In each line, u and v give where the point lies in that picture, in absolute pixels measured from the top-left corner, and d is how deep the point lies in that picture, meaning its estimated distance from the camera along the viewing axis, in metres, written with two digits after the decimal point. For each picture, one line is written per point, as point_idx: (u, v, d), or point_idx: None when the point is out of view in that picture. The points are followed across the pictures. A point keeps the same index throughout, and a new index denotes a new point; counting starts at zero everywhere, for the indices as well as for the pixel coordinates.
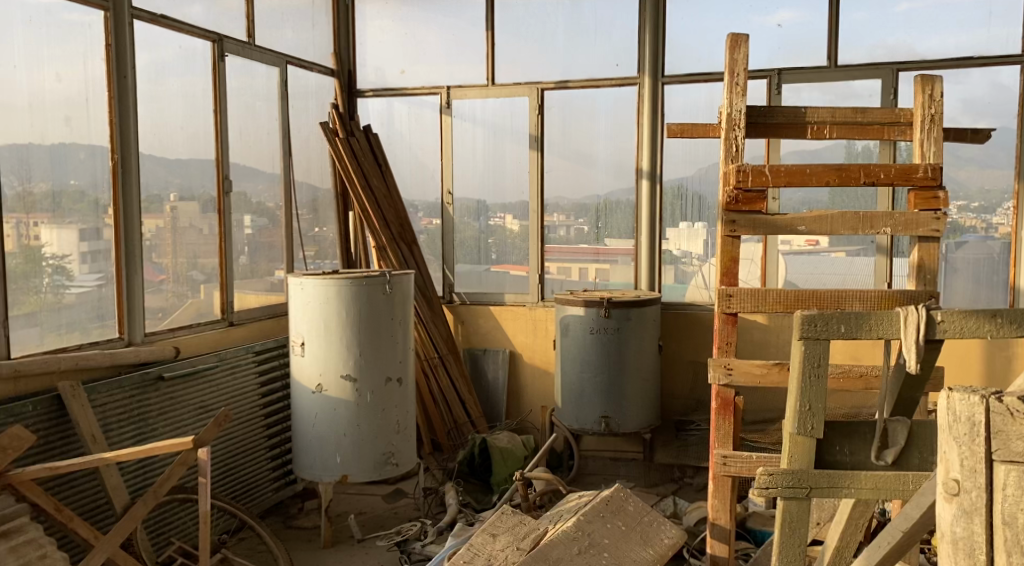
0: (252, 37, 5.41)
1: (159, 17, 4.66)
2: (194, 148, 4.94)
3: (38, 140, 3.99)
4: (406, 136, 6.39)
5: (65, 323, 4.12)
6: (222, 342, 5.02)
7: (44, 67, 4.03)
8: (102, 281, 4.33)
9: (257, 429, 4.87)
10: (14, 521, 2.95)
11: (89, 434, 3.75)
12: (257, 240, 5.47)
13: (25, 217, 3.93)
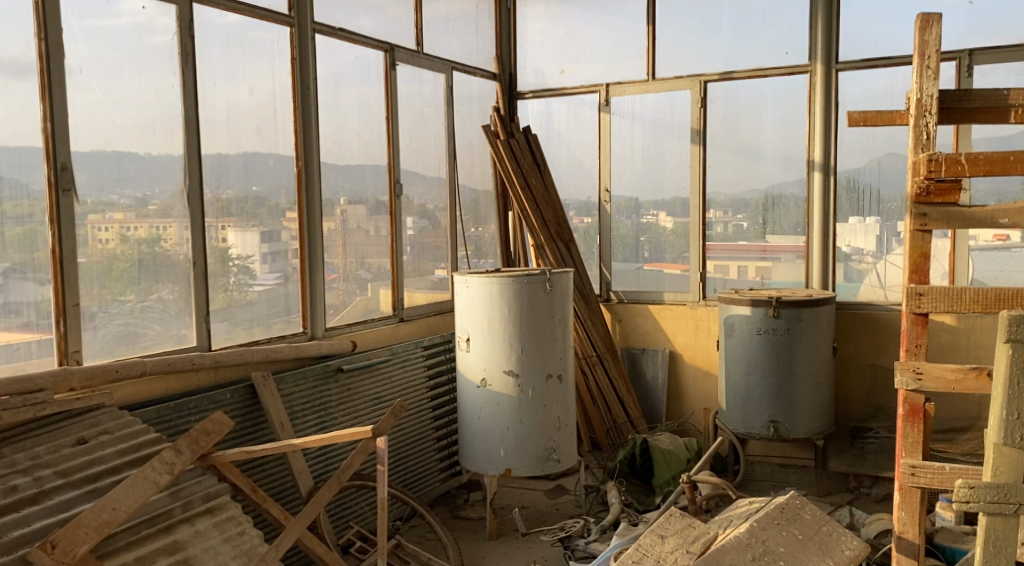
0: (420, 45, 5.62)
1: (337, 30, 4.92)
2: (368, 153, 5.19)
3: (233, 149, 4.33)
4: (565, 135, 6.43)
5: (252, 319, 4.43)
6: (392, 337, 5.27)
7: (239, 83, 4.36)
8: (283, 279, 4.61)
9: (426, 421, 5.06)
10: (217, 499, 3.22)
11: (277, 422, 4.02)
12: (422, 241, 5.67)
13: (217, 221, 4.25)
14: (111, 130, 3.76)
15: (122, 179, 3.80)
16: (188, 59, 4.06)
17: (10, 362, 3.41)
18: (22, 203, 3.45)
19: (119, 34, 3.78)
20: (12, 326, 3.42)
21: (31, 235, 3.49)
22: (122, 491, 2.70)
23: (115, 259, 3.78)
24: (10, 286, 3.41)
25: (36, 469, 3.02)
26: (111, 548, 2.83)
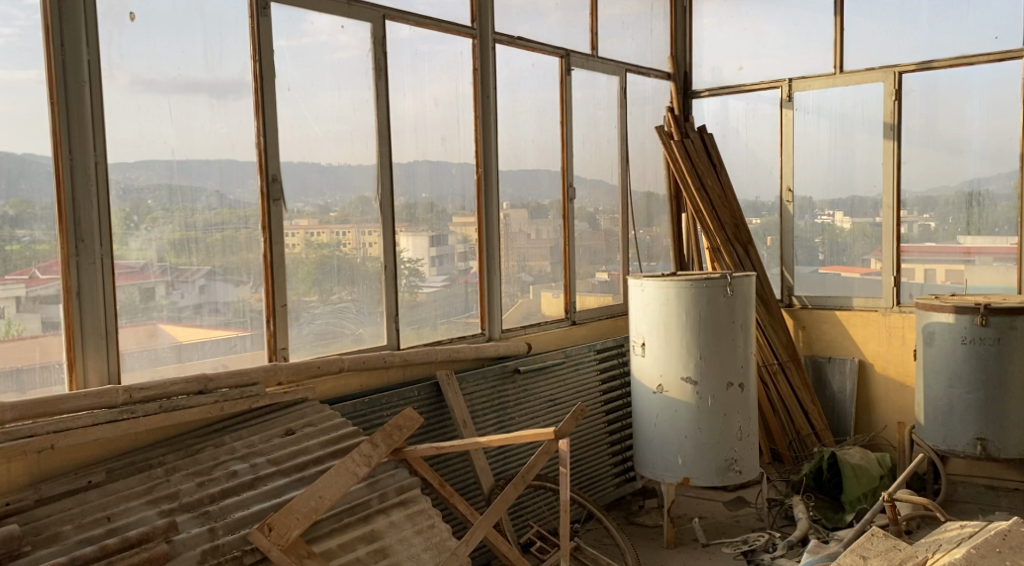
0: (595, 49, 5.59)
1: (516, 39, 5.00)
2: (543, 159, 5.24)
3: (420, 158, 4.51)
4: (743, 133, 6.22)
5: (418, 320, 4.53)
6: (565, 340, 5.30)
7: (425, 93, 4.52)
8: (449, 282, 4.69)
9: (602, 426, 5.04)
10: (409, 492, 3.34)
11: (461, 420, 4.14)
12: (593, 245, 5.64)
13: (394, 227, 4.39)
14: (312, 143, 4.02)
15: (309, 188, 4.01)
16: (380, 74, 4.27)
17: (229, 355, 3.76)
18: (237, 212, 3.77)
19: (316, 50, 4.02)
20: (208, 324, 3.69)
21: (229, 241, 3.74)
22: (327, 480, 2.87)
23: (301, 263, 4.01)
24: (211, 287, 3.69)
25: (253, 456, 3.27)
26: (317, 533, 3.01)
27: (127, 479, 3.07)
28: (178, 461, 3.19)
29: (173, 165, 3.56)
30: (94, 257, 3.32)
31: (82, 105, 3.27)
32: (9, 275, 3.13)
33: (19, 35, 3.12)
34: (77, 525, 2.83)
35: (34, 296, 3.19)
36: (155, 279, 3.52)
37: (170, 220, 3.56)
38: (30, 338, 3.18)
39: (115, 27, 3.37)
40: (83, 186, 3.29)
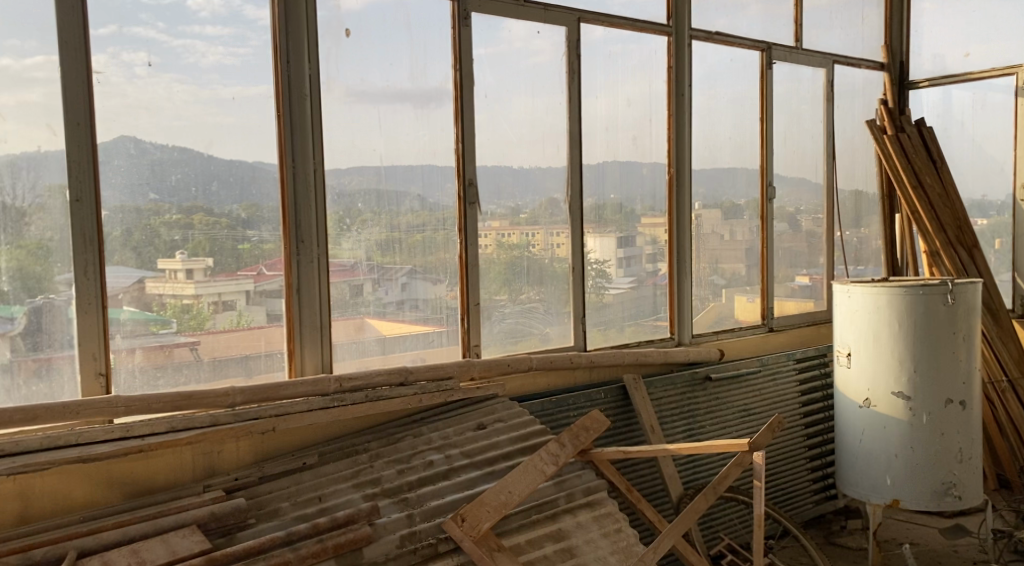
0: (799, 40, 5.30)
1: (714, 34, 4.84)
2: (741, 158, 5.05)
3: (611, 158, 4.49)
4: (968, 125, 5.68)
5: (606, 320, 4.52)
6: (761, 346, 5.09)
7: (618, 93, 4.49)
8: (637, 284, 4.63)
9: (802, 439, 4.79)
10: (596, 494, 3.33)
11: (648, 425, 4.09)
12: (794, 247, 5.36)
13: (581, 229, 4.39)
14: (509, 146, 4.12)
15: (501, 190, 4.11)
16: (574, 76, 4.29)
17: (428, 349, 3.93)
18: (436, 215, 3.92)
19: (512, 55, 4.10)
20: (405, 320, 3.86)
21: (427, 242, 3.91)
22: (516, 476, 2.94)
23: (492, 263, 4.11)
24: (412, 285, 3.87)
25: (448, 448, 3.39)
26: (506, 528, 3.07)
27: (336, 463, 3.28)
28: (381, 448, 3.37)
29: (381, 170, 3.76)
30: (312, 257, 3.58)
31: (303, 119, 3.53)
32: (241, 271, 3.44)
33: (253, 53, 3.43)
34: (293, 503, 3.06)
35: (261, 290, 3.49)
36: (361, 278, 3.74)
37: (378, 222, 3.77)
38: (256, 328, 3.49)
39: (333, 43, 3.61)
40: (303, 191, 3.55)
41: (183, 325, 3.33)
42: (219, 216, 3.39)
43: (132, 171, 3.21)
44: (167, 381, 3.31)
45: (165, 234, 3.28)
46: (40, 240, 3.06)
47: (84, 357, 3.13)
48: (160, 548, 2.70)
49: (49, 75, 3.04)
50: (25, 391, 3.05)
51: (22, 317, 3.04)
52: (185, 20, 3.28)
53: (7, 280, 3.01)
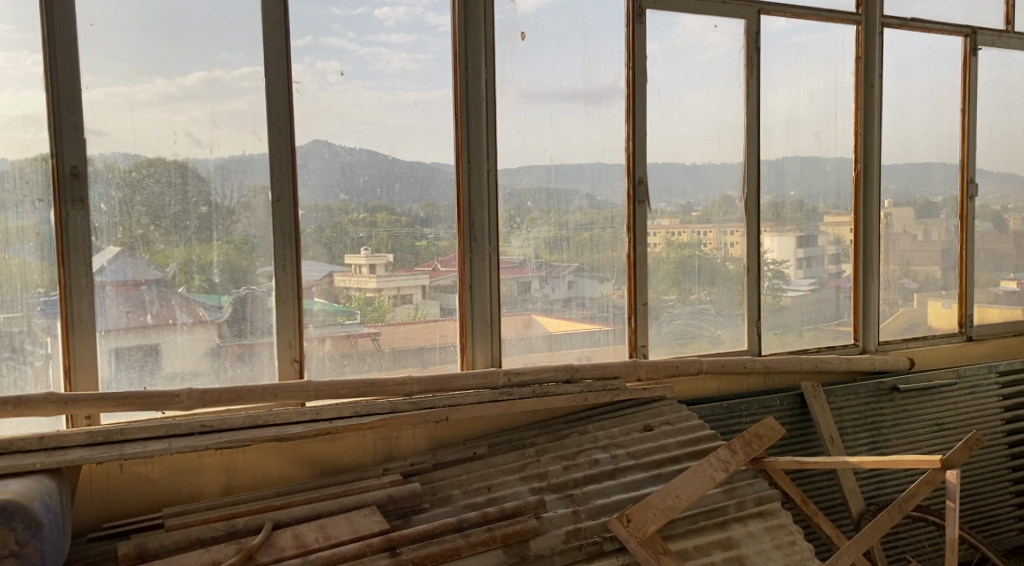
0: (1009, 23, 4.85)
1: (910, 21, 4.53)
2: (938, 152, 4.70)
3: (791, 154, 4.31)
4: None
5: (783, 324, 4.35)
6: (957, 357, 4.72)
7: (801, 85, 4.30)
8: (818, 286, 4.42)
9: (1004, 459, 4.40)
10: (769, 504, 3.21)
11: (828, 437, 3.93)
12: (998, 248, 4.93)
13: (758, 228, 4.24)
14: (684, 143, 4.05)
15: (673, 188, 4.05)
16: (753, 70, 4.16)
17: (594, 348, 3.94)
18: (605, 213, 3.92)
19: (688, 50, 4.03)
20: (572, 318, 3.89)
21: (596, 240, 3.91)
22: (684, 481, 2.93)
23: (661, 262, 4.05)
24: (579, 283, 3.89)
25: (614, 448, 3.39)
26: (673, 531, 3.03)
27: (505, 455, 3.36)
28: (548, 444, 3.42)
29: (551, 169, 3.81)
30: (484, 254, 3.68)
31: (480, 120, 3.64)
32: (419, 267, 3.60)
33: (434, 58, 3.58)
34: (465, 491, 3.16)
35: (435, 286, 3.63)
36: (530, 275, 3.80)
37: (547, 221, 3.82)
38: (432, 322, 3.63)
39: (508, 45, 3.69)
40: (477, 190, 3.66)
41: (366, 317, 3.52)
42: (399, 215, 3.55)
43: (325, 173, 3.43)
44: (353, 368, 3.51)
45: (352, 231, 3.49)
46: (246, 236, 3.32)
47: (281, 344, 3.38)
48: (344, 525, 2.88)
49: (255, 84, 3.29)
50: (231, 374, 3.32)
51: (227, 306, 3.31)
52: (373, 29, 3.47)
53: (218, 272, 3.29)
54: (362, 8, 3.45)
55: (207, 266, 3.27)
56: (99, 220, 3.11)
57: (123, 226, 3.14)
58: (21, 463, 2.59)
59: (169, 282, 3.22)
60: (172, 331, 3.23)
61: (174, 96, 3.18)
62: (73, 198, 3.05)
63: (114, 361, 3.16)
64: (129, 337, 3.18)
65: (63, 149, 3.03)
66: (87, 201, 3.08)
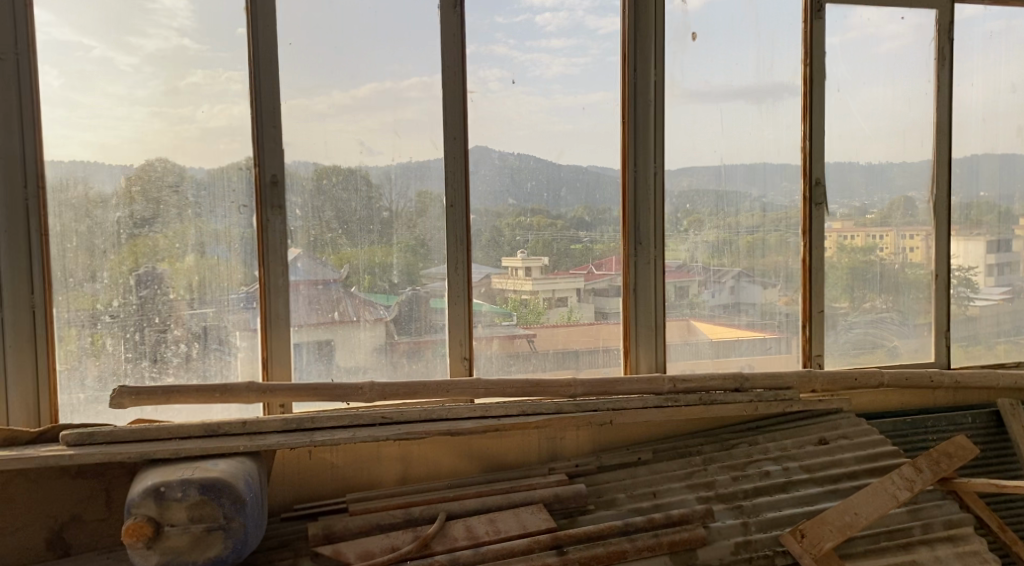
0: None
1: None
2: None
3: (987, 151, 4.01)
4: None
5: (972, 335, 4.06)
6: None
7: (999, 77, 4.00)
8: (1012, 294, 4.09)
9: None
10: (961, 528, 2.99)
11: None
12: None
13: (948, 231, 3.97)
14: (862, 142, 3.86)
15: (849, 188, 3.86)
16: (944, 63, 3.90)
17: (764, 356, 3.82)
18: (774, 216, 3.79)
19: (867, 43, 3.83)
20: (739, 324, 3.79)
21: (760, 244, 3.79)
22: (865, 497, 2.85)
23: (835, 267, 3.87)
24: (740, 288, 3.78)
25: (786, 460, 3.27)
26: (851, 550, 2.89)
27: (671, 462, 3.31)
28: (715, 452, 3.34)
29: (721, 171, 3.73)
30: (650, 258, 3.64)
31: (648, 122, 3.61)
32: (572, 270, 3.60)
33: (594, 62, 3.57)
34: (630, 496, 3.15)
35: (592, 289, 3.62)
36: (689, 279, 3.73)
37: (715, 223, 3.73)
38: (584, 325, 3.62)
39: (680, 47, 3.64)
40: (644, 194, 3.63)
41: (522, 318, 3.56)
42: (556, 218, 3.58)
43: (496, 179, 3.50)
44: (519, 368, 3.58)
45: (510, 234, 3.54)
46: (420, 238, 3.44)
47: (452, 342, 3.47)
48: (513, 521, 2.93)
49: (421, 94, 3.40)
50: (406, 369, 3.46)
51: (394, 305, 3.43)
52: (533, 35, 3.51)
53: (397, 273, 3.43)
54: (523, 15, 3.49)
55: (387, 268, 3.42)
56: (295, 223, 3.31)
57: (313, 229, 3.33)
58: (225, 445, 2.80)
59: (345, 282, 3.37)
60: (356, 327, 3.40)
61: (350, 106, 3.34)
62: (273, 204, 3.26)
63: (301, 355, 3.35)
64: (315, 331, 3.36)
65: (264, 159, 3.24)
66: (285, 207, 3.29)
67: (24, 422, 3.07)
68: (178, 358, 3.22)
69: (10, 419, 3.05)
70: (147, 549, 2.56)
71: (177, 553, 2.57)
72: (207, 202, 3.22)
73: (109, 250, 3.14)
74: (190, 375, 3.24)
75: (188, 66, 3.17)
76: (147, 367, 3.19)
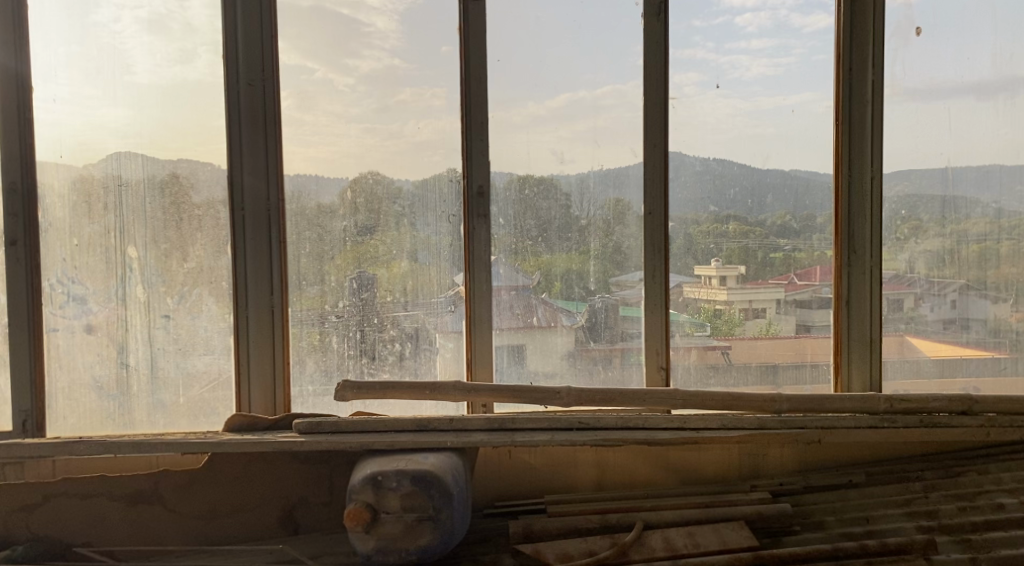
0: None
1: None
2: None
3: None
4: None
5: None
6: None
7: None
8: None
9: None
10: None
11: None
12: None
13: None
14: None
15: None
16: None
17: (995, 377, 3.48)
18: (1009, 223, 3.45)
19: None
20: (965, 342, 3.48)
21: (992, 254, 3.45)
22: None
23: None
24: (967, 302, 3.47)
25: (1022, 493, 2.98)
26: None
27: (885, 487, 3.10)
28: (938, 480, 3.08)
29: (948, 174, 3.44)
30: (865, 268, 3.42)
31: (864, 124, 3.40)
32: (773, 279, 3.47)
33: (798, 62, 3.42)
34: (840, 519, 2.97)
35: (792, 300, 3.47)
36: (906, 291, 3.46)
37: (941, 232, 3.45)
38: (786, 338, 3.48)
39: (902, 43, 3.40)
40: (859, 200, 3.42)
41: (716, 329, 3.47)
42: (754, 225, 3.46)
43: (698, 186, 3.44)
44: (719, 380, 3.49)
45: (704, 242, 3.46)
46: (619, 246, 3.44)
47: (649, 351, 3.44)
48: (713, 537, 2.86)
49: (615, 102, 3.41)
50: (601, 376, 3.47)
51: (582, 313, 3.46)
52: (732, 37, 3.42)
53: (594, 280, 3.45)
54: (723, 17, 3.41)
55: (584, 275, 3.45)
56: (499, 231, 3.42)
57: (515, 236, 3.42)
58: (433, 441, 2.94)
59: (536, 288, 3.43)
60: (555, 332, 3.45)
61: (546, 116, 3.41)
62: (479, 213, 3.37)
63: (504, 357, 3.45)
64: (516, 335, 3.45)
65: (472, 171, 3.37)
66: (490, 216, 3.40)
67: (261, 409, 3.36)
68: (393, 356, 3.42)
69: (250, 407, 3.36)
70: (366, 533, 2.74)
71: (391, 540, 2.74)
72: (419, 211, 3.40)
73: (335, 254, 3.38)
74: (404, 373, 3.43)
75: (398, 84, 3.36)
76: (366, 364, 3.42)
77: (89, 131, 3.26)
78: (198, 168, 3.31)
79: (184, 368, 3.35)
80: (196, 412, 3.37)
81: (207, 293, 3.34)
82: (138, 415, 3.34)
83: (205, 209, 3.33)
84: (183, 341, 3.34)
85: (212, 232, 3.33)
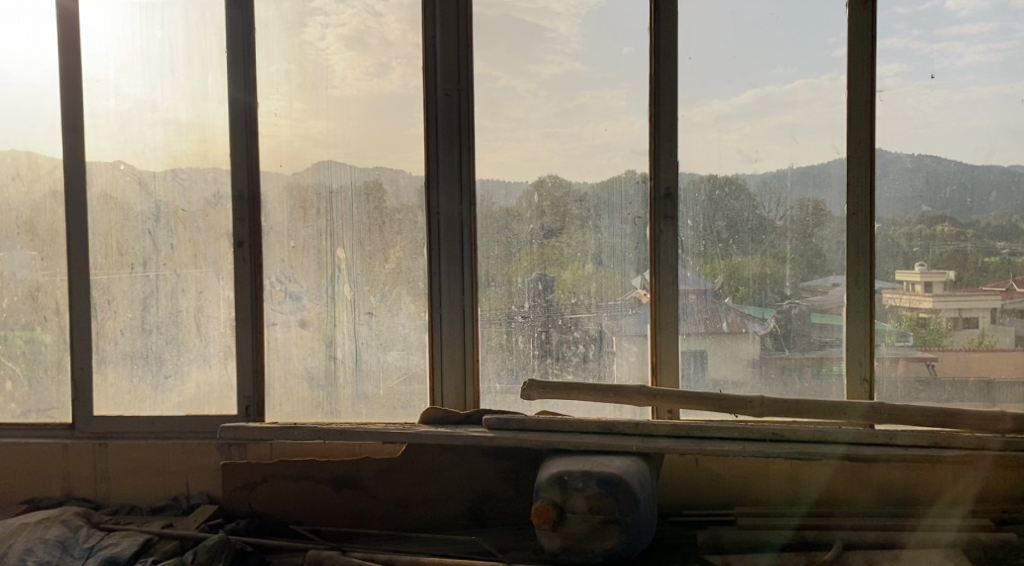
0: None
1: None
2: None
3: None
4: None
5: None
6: None
7: None
8: None
9: None
10: None
11: None
12: None
13: None
14: None
15: None
16: None
17: None
18: None
19: None
20: None
21: None
22: None
23: None
24: None
25: None
26: None
27: None
28: None
29: None
30: None
31: None
32: (989, 286, 3.21)
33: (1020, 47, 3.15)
34: None
35: (1010, 308, 3.21)
36: None
37: None
38: (1003, 351, 3.21)
39: None
40: None
41: (920, 339, 3.24)
42: (965, 227, 3.20)
43: (909, 184, 3.21)
44: (930, 395, 3.25)
45: (908, 245, 3.22)
46: (818, 249, 3.28)
47: (851, 361, 3.25)
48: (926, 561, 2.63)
49: (808, 96, 3.25)
50: (796, 388, 3.31)
51: (772, 318, 3.32)
52: (943, 22, 3.18)
53: (789, 285, 3.30)
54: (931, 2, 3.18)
55: (778, 279, 3.31)
56: (687, 234, 3.34)
57: (704, 239, 3.33)
58: (619, 443, 2.93)
59: (716, 293, 3.33)
60: (744, 339, 3.33)
61: (732, 115, 3.30)
62: (666, 215, 3.32)
63: (691, 363, 3.37)
64: (704, 340, 3.35)
65: (659, 172, 3.32)
66: (677, 218, 3.33)
67: (454, 405, 3.50)
68: (577, 357, 3.45)
69: (443, 401, 3.51)
70: (552, 531, 2.77)
71: (577, 540, 2.75)
72: (606, 213, 3.39)
73: (521, 254, 3.45)
74: (587, 375, 3.44)
75: (575, 88, 3.39)
76: (551, 364, 3.46)
77: (301, 142, 3.54)
78: (397, 175, 3.50)
79: (382, 362, 3.55)
80: (395, 403, 3.56)
81: (405, 292, 3.53)
82: (343, 405, 3.58)
83: (403, 213, 3.51)
84: (383, 336, 3.55)
85: (410, 235, 3.51)
